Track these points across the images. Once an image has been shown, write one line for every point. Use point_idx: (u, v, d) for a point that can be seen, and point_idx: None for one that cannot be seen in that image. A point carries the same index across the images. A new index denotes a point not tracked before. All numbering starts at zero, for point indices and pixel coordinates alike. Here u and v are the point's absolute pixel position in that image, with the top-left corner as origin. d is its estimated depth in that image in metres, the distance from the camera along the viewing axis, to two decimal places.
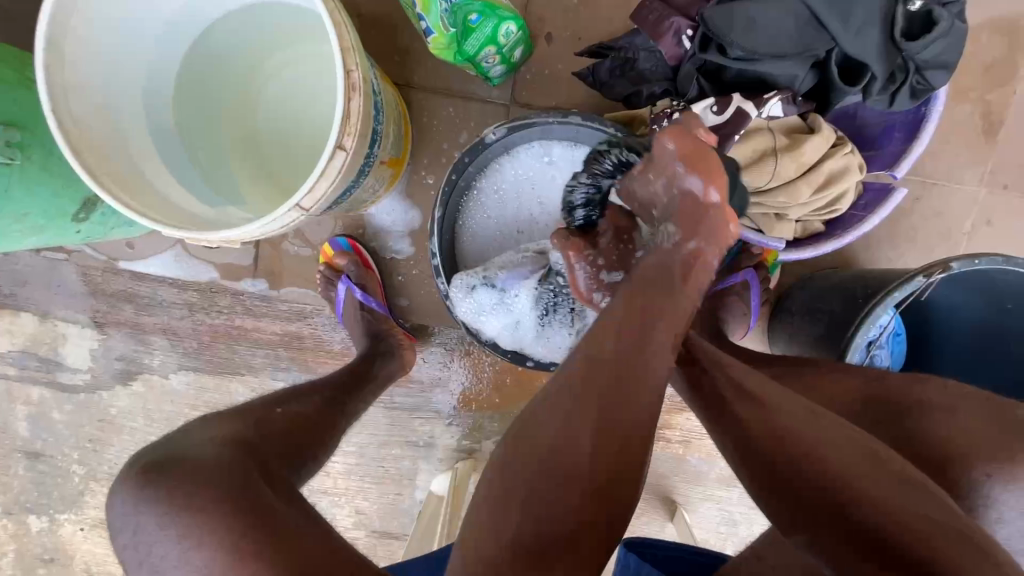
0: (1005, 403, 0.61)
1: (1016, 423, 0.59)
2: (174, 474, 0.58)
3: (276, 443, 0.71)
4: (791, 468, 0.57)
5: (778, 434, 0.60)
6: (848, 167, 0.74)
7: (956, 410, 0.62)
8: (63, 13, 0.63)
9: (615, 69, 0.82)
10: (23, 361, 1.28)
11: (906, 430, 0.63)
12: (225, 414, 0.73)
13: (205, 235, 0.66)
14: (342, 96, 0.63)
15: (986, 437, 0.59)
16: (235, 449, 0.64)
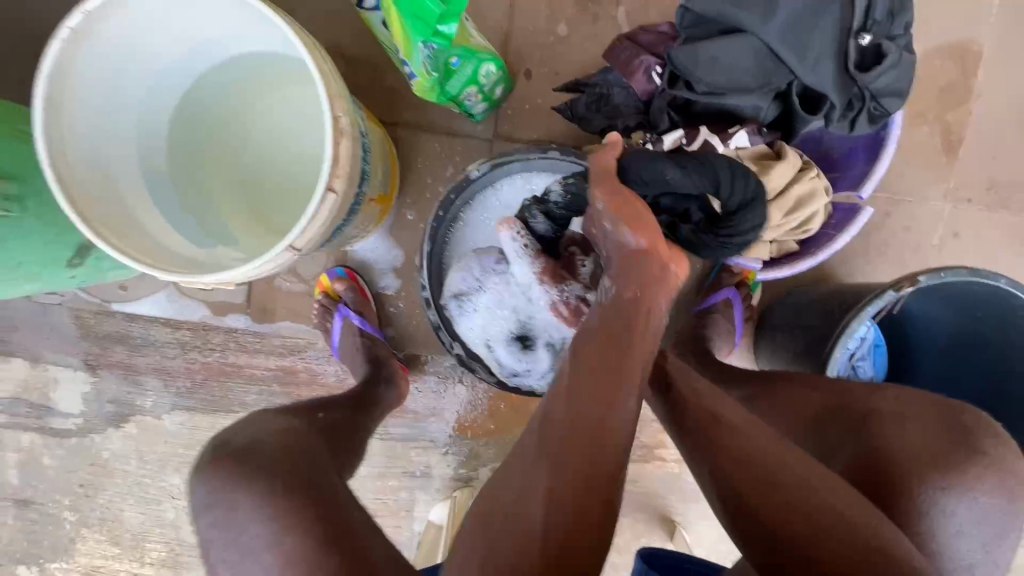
0: (952, 408, 0.66)
1: (962, 428, 0.64)
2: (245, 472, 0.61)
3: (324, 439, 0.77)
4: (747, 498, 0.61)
5: (759, 462, 0.63)
6: (815, 191, 0.78)
7: (905, 419, 0.67)
8: (60, 69, 0.65)
9: (590, 107, 0.86)
10: (13, 408, 1.28)
11: (869, 439, 0.67)
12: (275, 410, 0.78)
13: (199, 278, 0.68)
14: (332, 141, 0.66)
15: (936, 447, 0.64)
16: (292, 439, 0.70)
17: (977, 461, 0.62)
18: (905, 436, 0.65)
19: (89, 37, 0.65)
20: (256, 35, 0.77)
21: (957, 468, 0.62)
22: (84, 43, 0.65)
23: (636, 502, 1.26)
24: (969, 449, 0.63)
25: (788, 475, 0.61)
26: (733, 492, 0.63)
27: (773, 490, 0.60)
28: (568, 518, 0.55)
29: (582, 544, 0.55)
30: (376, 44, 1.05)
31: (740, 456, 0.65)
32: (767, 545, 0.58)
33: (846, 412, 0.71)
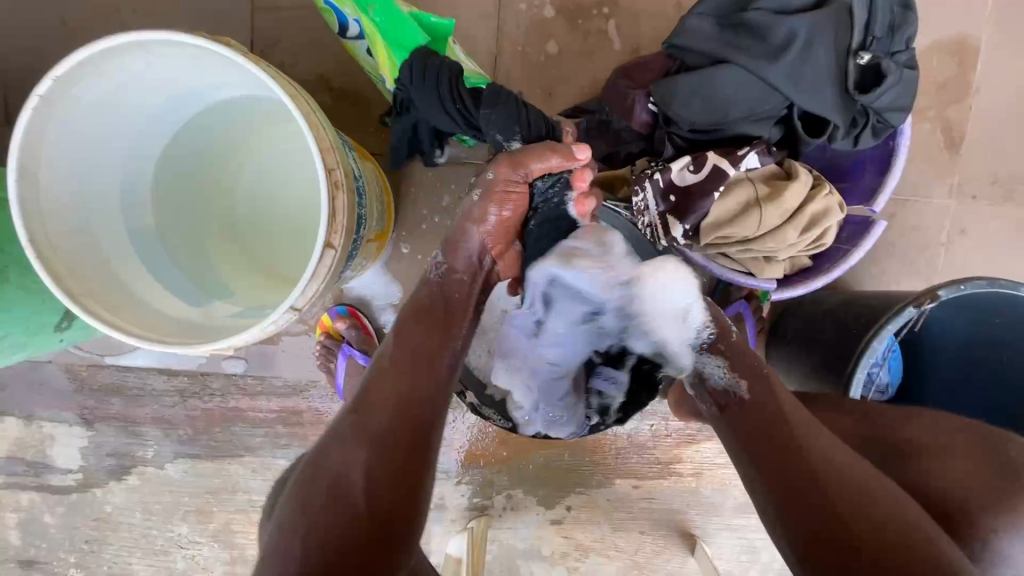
0: (993, 438, 0.64)
1: (1005, 461, 0.62)
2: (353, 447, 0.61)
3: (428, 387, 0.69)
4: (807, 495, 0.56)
5: (832, 465, 0.57)
6: (829, 208, 0.73)
7: (945, 452, 0.64)
8: (34, 138, 0.61)
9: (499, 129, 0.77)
10: (10, 467, 1.24)
11: (912, 472, 0.64)
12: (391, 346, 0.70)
13: (197, 346, 0.64)
14: (327, 196, 0.62)
15: (984, 483, 0.61)
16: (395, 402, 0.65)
17: (1022, 494, 0.60)
18: (945, 470, 0.63)
19: (61, 103, 0.61)
20: (239, 82, 0.74)
21: (1006, 506, 0.59)
22: (56, 109, 0.61)
23: (655, 519, 1.24)
24: (1012, 483, 0.60)
25: (863, 483, 0.55)
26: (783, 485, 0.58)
27: (837, 492, 0.55)
28: (362, 498, 0.58)
29: (346, 526, 0.56)
30: (360, 74, 1.01)
31: (816, 462, 0.58)
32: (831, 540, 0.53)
33: (881, 442, 0.68)
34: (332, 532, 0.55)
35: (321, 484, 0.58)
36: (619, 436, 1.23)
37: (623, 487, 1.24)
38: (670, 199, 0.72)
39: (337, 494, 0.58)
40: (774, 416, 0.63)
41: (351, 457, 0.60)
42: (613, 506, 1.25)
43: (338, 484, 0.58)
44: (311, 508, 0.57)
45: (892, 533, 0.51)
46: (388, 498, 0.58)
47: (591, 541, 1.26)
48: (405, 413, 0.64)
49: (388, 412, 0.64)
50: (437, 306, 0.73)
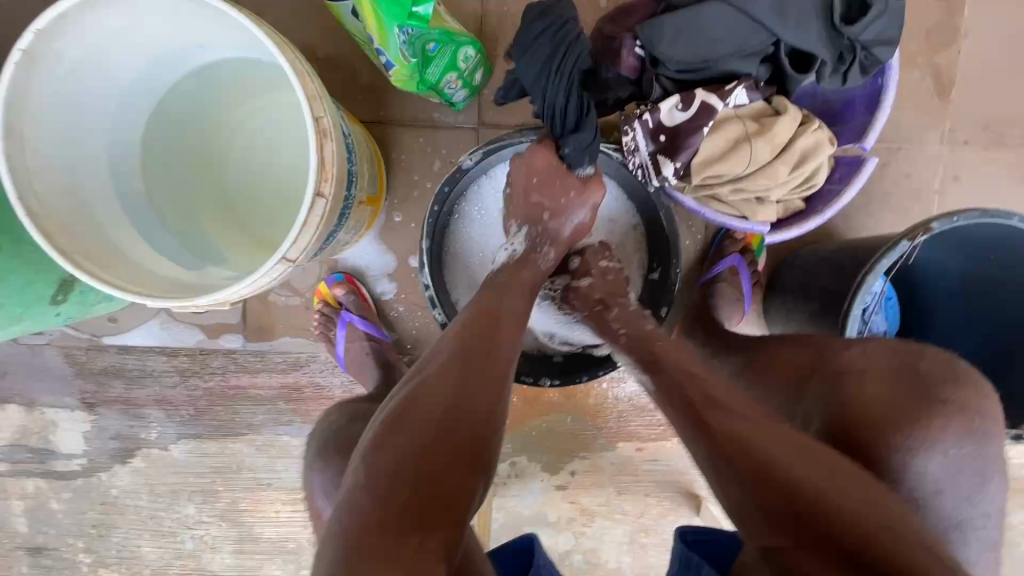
0: (906, 354, 0.68)
1: (914, 373, 0.66)
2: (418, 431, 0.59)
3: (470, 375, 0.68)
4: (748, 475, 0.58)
5: (759, 443, 0.60)
6: (819, 143, 0.73)
7: (864, 372, 0.68)
8: (18, 97, 0.60)
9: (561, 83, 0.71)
10: (14, 455, 1.25)
11: (841, 396, 0.68)
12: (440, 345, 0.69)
13: (190, 301, 0.64)
14: (315, 144, 0.62)
15: (898, 400, 0.65)
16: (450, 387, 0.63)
17: (932, 409, 0.64)
18: (862, 393, 0.66)
19: (43, 59, 0.61)
20: (223, 41, 0.73)
21: (918, 421, 0.63)
22: (39, 66, 0.61)
23: (659, 480, 1.25)
24: (924, 398, 0.64)
25: (785, 457, 0.59)
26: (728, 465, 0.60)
27: (767, 469, 0.58)
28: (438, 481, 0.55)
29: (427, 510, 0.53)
30: (346, 41, 1.01)
31: (748, 444, 0.60)
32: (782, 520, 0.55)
33: (819, 374, 0.72)
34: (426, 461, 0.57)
35: (421, 417, 0.60)
36: (621, 399, 1.23)
37: (626, 450, 1.25)
38: (660, 138, 0.71)
39: (411, 476, 0.55)
40: (683, 395, 0.69)
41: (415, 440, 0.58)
42: (617, 470, 1.25)
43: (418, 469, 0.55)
44: (407, 434, 0.58)
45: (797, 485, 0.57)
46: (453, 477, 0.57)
47: (596, 505, 1.26)
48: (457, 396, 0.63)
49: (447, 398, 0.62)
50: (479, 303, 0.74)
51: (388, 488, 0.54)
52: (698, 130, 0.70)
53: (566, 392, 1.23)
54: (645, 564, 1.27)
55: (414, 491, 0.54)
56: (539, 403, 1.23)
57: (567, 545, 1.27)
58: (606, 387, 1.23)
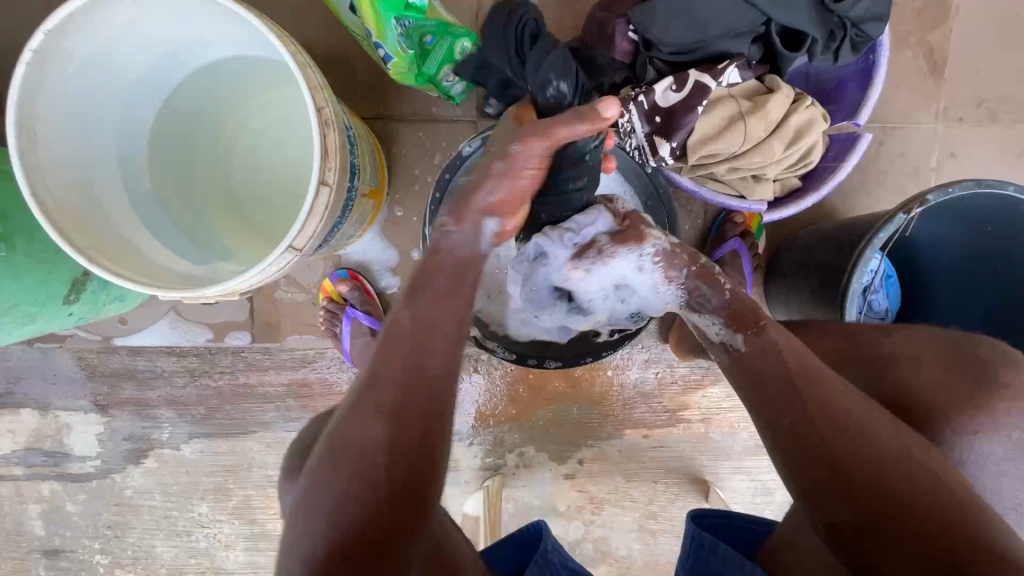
0: (964, 343, 0.67)
1: (970, 358, 0.66)
2: (364, 421, 0.61)
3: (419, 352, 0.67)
4: (829, 454, 0.57)
5: (841, 417, 0.58)
6: (813, 119, 0.74)
7: (920, 360, 0.67)
8: (30, 96, 0.62)
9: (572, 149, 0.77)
10: (29, 459, 1.26)
11: (890, 384, 0.67)
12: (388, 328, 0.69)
13: (200, 291, 0.66)
14: (319, 133, 0.64)
15: (946, 383, 0.65)
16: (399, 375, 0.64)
17: (988, 394, 0.63)
18: (919, 380, 0.66)
19: (54, 60, 0.63)
20: (227, 39, 0.75)
21: (980, 406, 0.63)
22: (50, 66, 0.63)
23: (667, 467, 1.26)
24: (986, 382, 0.64)
25: (870, 439, 0.56)
26: (802, 444, 0.59)
27: (843, 445, 0.56)
28: (387, 472, 0.58)
29: (379, 503, 0.56)
30: (344, 39, 1.03)
31: (838, 420, 0.58)
32: (857, 506, 0.54)
33: (859, 358, 0.71)
34: (352, 498, 0.56)
35: (345, 455, 0.59)
36: (626, 386, 1.24)
37: (633, 437, 1.25)
38: (655, 119, 0.72)
39: (369, 469, 0.58)
40: (781, 360, 0.66)
41: (369, 428, 0.60)
42: (625, 457, 1.26)
43: (364, 462, 0.58)
44: (360, 430, 0.60)
45: (879, 477, 0.54)
46: (411, 470, 0.59)
47: (605, 493, 1.27)
48: (413, 385, 0.64)
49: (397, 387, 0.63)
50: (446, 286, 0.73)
51: (345, 483, 0.57)
52: (693, 109, 0.71)
53: (571, 381, 1.24)
54: (656, 551, 1.27)
55: (364, 492, 0.56)
56: (545, 392, 1.24)
57: (577, 534, 1.28)
58: (611, 375, 1.24)
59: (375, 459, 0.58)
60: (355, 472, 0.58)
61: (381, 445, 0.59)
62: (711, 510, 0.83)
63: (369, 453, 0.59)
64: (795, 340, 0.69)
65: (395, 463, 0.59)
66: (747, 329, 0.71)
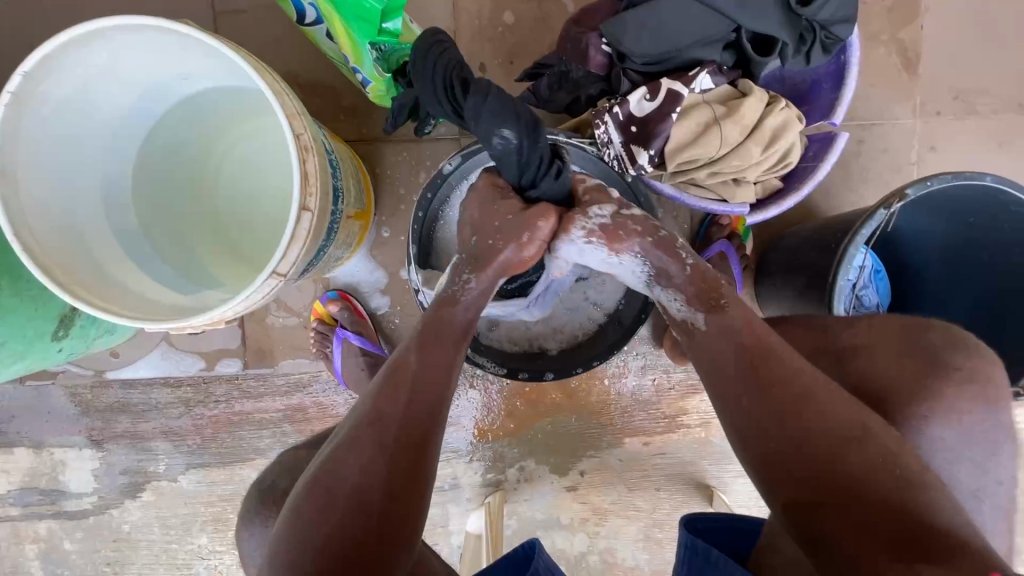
0: (916, 326, 0.68)
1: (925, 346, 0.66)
2: (353, 467, 0.63)
3: (417, 401, 0.68)
4: (785, 436, 0.58)
5: (796, 394, 0.59)
6: (788, 121, 0.74)
7: (871, 346, 0.67)
8: (8, 137, 0.63)
9: (546, 159, 0.75)
10: (25, 499, 1.25)
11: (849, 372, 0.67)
12: (386, 370, 0.70)
13: (185, 321, 0.65)
14: (298, 159, 0.64)
15: (905, 372, 0.65)
16: (388, 422, 0.66)
17: (937, 377, 0.64)
18: (875, 368, 0.66)
19: (31, 100, 0.63)
20: (205, 71, 0.76)
21: (928, 389, 0.64)
22: (26, 106, 0.63)
23: (670, 474, 1.25)
24: (936, 368, 0.64)
25: (822, 420, 0.57)
26: (757, 423, 0.60)
27: (799, 423, 0.58)
28: (368, 518, 0.60)
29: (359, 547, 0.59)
30: (323, 65, 1.04)
31: (794, 399, 0.59)
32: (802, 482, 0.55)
33: (824, 351, 0.70)
34: (336, 538, 0.59)
35: (325, 497, 0.61)
36: (624, 394, 1.23)
37: (634, 445, 1.25)
38: (631, 129, 0.73)
39: (348, 512, 0.60)
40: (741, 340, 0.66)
41: (353, 473, 0.62)
42: (625, 466, 1.25)
43: (347, 507, 0.60)
44: (349, 472, 0.63)
45: (829, 455, 0.55)
46: (392, 515, 0.61)
47: (608, 503, 1.26)
48: (403, 430, 0.66)
49: (388, 434, 0.65)
50: (446, 328, 0.74)
51: (325, 528, 0.59)
52: (667, 117, 0.72)
53: (568, 392, 1.23)
54: (663, 560, 1.26)
55: (346, 534, 0.59)
56: (542, 404, 1.24)
57: (583, 547, 1.27)
58: (607, 384, 1.23)
59: (357, 507, 0.61)
60: (336, 518, 0.60)
61: (362, 490, 0.61)
62: (704, 513, 0.82)
63: (352, 497, 0.61)
64: (750, 316, 0.69)
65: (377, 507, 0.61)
66: (705, 305, 0.70)
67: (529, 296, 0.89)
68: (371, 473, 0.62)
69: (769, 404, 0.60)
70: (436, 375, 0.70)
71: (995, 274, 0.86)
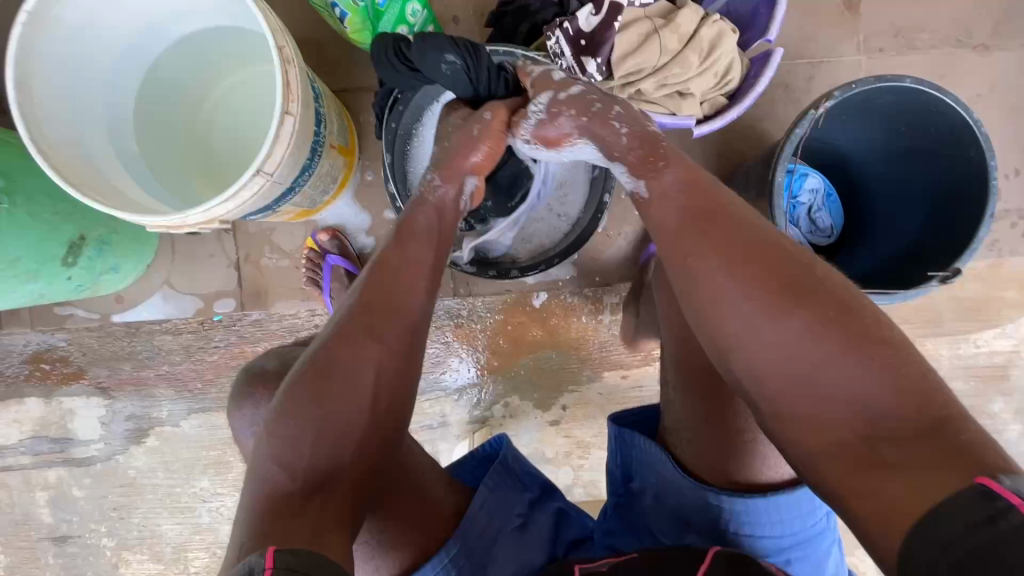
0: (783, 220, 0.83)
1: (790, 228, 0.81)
2: (348, 349, 0.68)
3: (403, 295, 0.74)
4: (742, 275, 0.63)
5: (752, 241, 0.65)
6: (723, 31, 0.84)
7: None
8: (25, 54, 0.71)
9: (493, 66, 0.84)
10: (36, 447, 1.32)
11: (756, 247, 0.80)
12: (373, 268, 0.75)
13: (181, 217, 0.73)
14: (280, 68, 0.72)
15: None
16: (381, 313, 0.72)
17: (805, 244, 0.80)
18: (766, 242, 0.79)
19: (45, 23, 0.72)
20: (198, 10, 0.85)
21: None
22: (41, 27, 0.72)
23: (648, 406, 1.31)
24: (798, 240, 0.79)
25: (775, 260, 0.63)
26: (718, 265, 0.65)
27: (755, 264, 0.63)
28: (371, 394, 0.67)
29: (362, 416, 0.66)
30: (309, 21, 1.13)
31: (749, 244, 0.65)
32: (757, 313, 0.61)
33: None
34: (337, 414, 0.65)
35: (326, 377, 0.66)
36: (601, 329, 1.30)
37: (613, 379, 1.31)
38: (580, 43, 0.84)
39: (351, 387, 0.66)
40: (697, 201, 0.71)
41: (350, 354, 0.68)
42: (606, 400, 1.31)
43: (349, 384, 0.66)
44: (350, 355, 0.68)
45: (800, 342, 0.58)
46: (391, 396, 0.69)
47: (590, 437, 1.32)
48: (396, 319, 0.72)
49: (382, 323, 0.71)
50: (427, 234, 0.80)
51: (329, 405, 0.65)
52: (610, 27, 0.83)
53: (548, 329, 1.30)
54: None
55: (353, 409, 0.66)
56: (525, 342, 1.30)
57: (568, 480, 1.32)
58: (585, 321, 1.29)
59: (359, 385, 0.67)
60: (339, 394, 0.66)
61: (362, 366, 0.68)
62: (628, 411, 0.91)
63: (354, 377, 0.67)
64: (695, 178, 0.74)
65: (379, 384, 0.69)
66: (645, 172, 0.75)
67: (514, 216, 0.97)
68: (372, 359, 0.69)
69: (728, 249, 0.65)
70: (418, 281, 0.76)
71: (921, 178, 0.95)
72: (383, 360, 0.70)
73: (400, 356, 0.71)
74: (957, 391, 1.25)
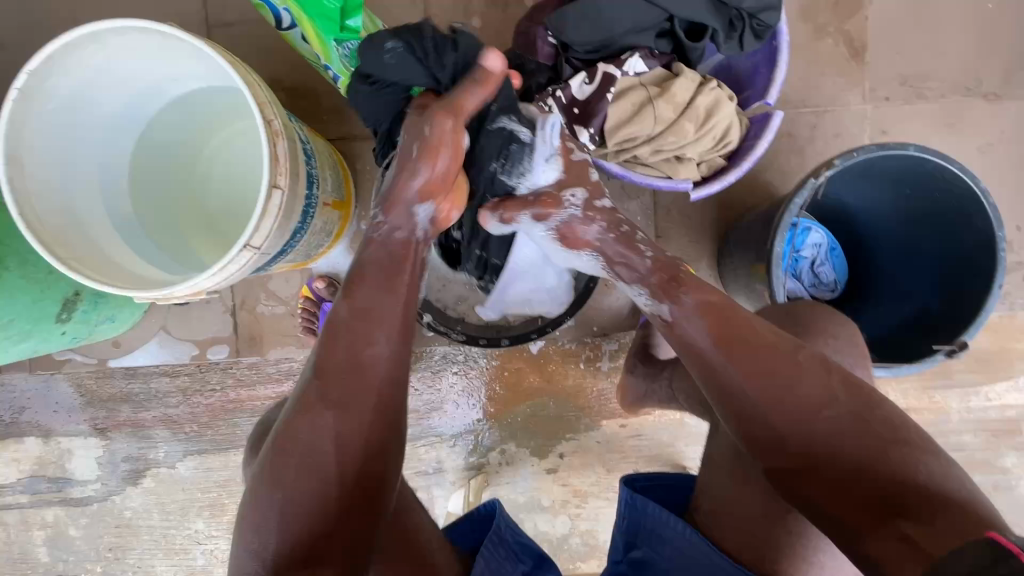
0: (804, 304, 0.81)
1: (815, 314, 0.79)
2: (309, 421, 0.67)
3: (362, 356, 0.71)
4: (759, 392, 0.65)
5: (765, 354, 0.66)
6: (718, 99, 0.85)
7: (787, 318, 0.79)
8: (17, 129, 0.71)
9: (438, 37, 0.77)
10: (34, 486, 1.32)
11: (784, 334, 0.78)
12: (328, 331, 0.73)
13: (167, 292, 0.72)
14: (268, 142, 0.72)
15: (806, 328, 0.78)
16: (343, 380, 0.69)
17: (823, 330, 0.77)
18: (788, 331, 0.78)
19: (37, 97, 0.72)
20: (191, 72, 0.84)
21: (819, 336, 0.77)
22: (32, 102, 0.72)
23: (646, 455, 1.28)
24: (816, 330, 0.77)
25: (787, 375, 0.64)
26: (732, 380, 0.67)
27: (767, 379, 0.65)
28: (342, 470, 0.65)
29: (336, 496, 0.65)
30: (307, 69, 1.13)
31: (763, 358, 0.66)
32: (773, 430, 0.63)
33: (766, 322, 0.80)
34: (309, 493, 0.64)
35: (290, 452, 0.65)
36: (599, 378, 1.28)
37: (611, 427, 1.28)
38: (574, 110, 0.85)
39: (323, 469, 0.65)
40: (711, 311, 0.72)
41: (320, 429, 0.66)
42: (604, 448, 1.29)
43: (319, 464, 0.65)
44: (318, 429, 0.66)
45: (821, 441, 0.60)
46: (360, 468, 0.66)
47: (587, 485, 1.29)
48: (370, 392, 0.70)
49: (346, 392, 0.69)
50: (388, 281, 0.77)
51: (291, 483, 0.64)
52: (604, 97, 0.83)
53: (546, 376, 1.28)
54: None
55: (326, 488, 0.65)
56: (521, 388, 1.29)
57: (565, 529, 1.30)
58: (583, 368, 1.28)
59: (331, 463, 0.65)
60: (305, 470, 0.65)
61: (342, 444, 0.66)
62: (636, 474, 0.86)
63: (320, 454, 0.65)
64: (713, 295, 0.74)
65: (348, 460, 0.66)
66: (666, 296, 0.76)
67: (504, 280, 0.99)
68: (332, 429, 0.66)
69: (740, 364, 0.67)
70: (378, 340, 0.73)
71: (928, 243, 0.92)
72: (353, 429, 0.67)
73: (376, 419, 0.69)
74: (966, 446, 1.21)
